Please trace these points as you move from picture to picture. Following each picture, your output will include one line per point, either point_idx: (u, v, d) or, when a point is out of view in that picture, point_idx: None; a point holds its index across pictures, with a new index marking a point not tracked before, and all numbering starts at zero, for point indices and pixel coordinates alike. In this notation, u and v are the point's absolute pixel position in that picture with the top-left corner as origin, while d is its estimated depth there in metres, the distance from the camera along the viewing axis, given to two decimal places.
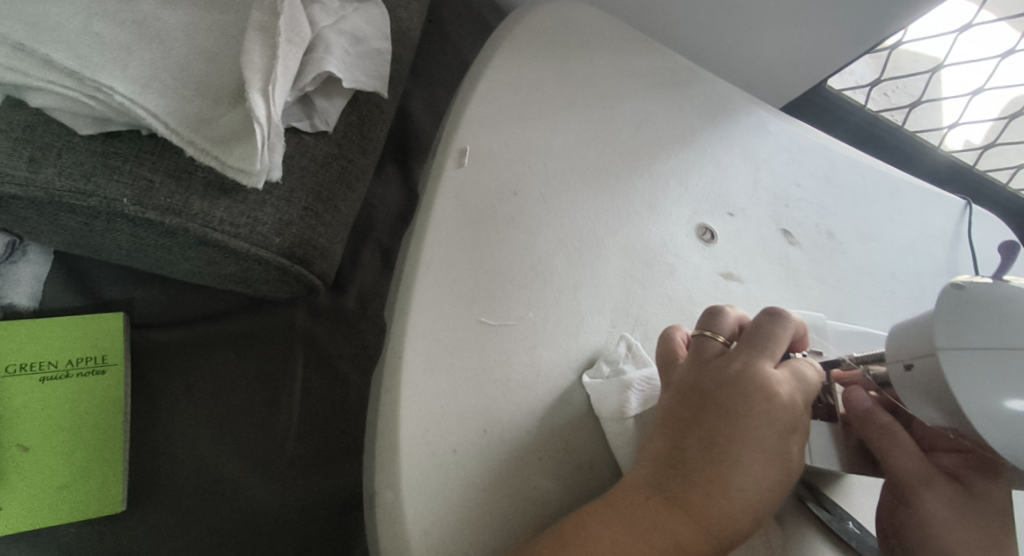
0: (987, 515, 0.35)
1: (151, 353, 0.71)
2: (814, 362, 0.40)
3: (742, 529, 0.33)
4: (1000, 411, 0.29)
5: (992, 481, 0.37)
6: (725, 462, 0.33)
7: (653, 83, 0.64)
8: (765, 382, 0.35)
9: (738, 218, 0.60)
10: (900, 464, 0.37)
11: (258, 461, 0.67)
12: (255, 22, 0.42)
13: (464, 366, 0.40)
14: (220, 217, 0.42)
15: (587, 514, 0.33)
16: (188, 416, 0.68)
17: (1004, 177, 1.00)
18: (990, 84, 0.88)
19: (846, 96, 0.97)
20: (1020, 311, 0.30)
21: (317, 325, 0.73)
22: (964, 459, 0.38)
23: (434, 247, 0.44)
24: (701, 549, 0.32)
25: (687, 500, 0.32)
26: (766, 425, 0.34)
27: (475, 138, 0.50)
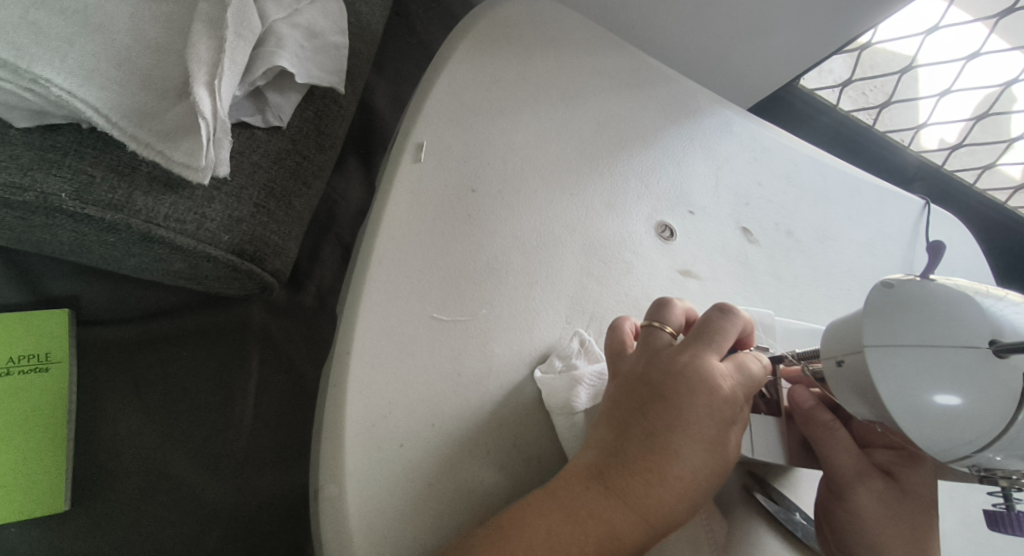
0: (910, 508, 0.38)
1: (101, 350, 0.69)
2: (761, 357, 0.39)
3: (676, 516, 0.33)
4: (923, 404, 0.29)
5: (918, 475, 0.39)
6: (665, 451, 0.33)
7: (616, 81, 0.64)
8: (708, 375, 0.35)
9: (698, 216, 0.61)
10: (838, 461, 0.38)
11: (217, 460, 0.66)
12: (202, 14, 0.41)
13: (413, 362, 0.40)
14: (166, 213, 0.42)
15: (527, 505, 0.33)
16: (141, 414, 0.67)
17: (972, 178, 1.01)
18: (958, 85, 0.86)
19: (818, 96, 0.99)
20: (948, 307, 0.30)
21: (273, 321, 0.74)
22: (897, 454, 0.39)
23: (387, 243, 0.44)
24: (637, 535, 0.33)
25: (625, 488, 0.33)
26: (709, 418, 0.34)
27: (432, 134, 0.50)
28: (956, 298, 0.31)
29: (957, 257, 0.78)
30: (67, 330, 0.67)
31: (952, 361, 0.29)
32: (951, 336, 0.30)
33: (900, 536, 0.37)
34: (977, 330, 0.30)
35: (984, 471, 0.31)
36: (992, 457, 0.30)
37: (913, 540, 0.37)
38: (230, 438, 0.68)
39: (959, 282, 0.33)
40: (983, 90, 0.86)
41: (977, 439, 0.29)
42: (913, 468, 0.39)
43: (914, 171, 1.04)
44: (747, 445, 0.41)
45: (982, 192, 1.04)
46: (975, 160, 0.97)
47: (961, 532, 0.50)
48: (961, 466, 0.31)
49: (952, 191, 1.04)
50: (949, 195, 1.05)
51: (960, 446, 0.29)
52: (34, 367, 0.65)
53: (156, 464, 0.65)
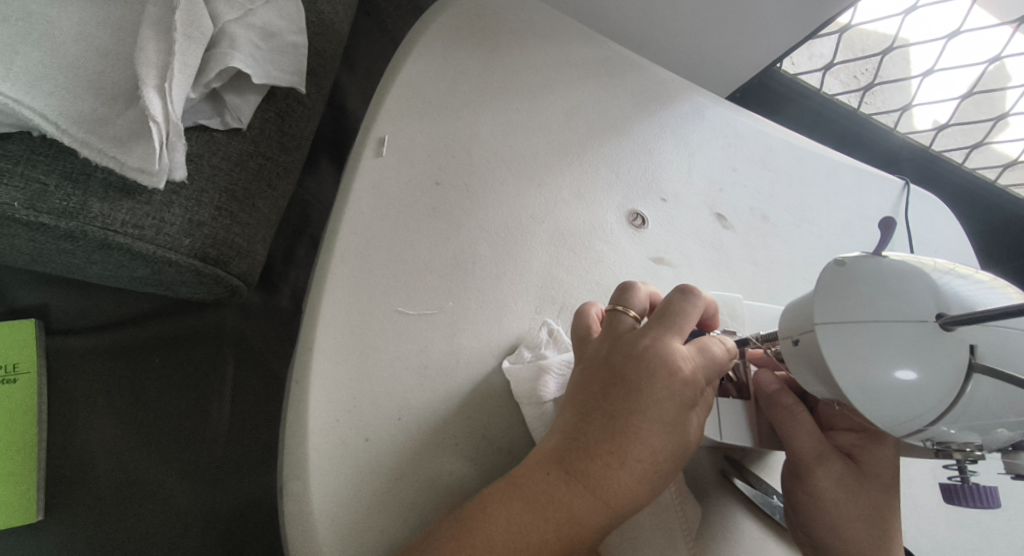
0: (872, 490, 0.38)
1: (73, 359, 0.69)
2: (725, 340, 0.39)
3: (636, 500, 0.34)
4: (876, 382, 0.29)
5: (881, 456, 0.38)
6: (624, 434, 0.33)
7: (588, 73, 0.62)
8: (669, 357, 0.35)
9: (671, 203, 0.60)
10: (798, 444, 0.38)
11: (199, 464, 0.67)
12: (149, 17, 0.42)
13: (377, 356, 0.40)
14: (123, 219, 0.42)
15: (487, 496, 0.33)
16: (118, 421, 0.67)
17: (959, 157, 1.01)
18: (940, 65, 0.86)
19: (801, 80, 0.98)
20: (900, 284, 0.30)
21: (248, 324, 0.75)
22: (860, 436, 0.39)
23: (349, 238, 0.43)
24: (597, 518, 0.33)
25: (585, 472, 0.33)
26: (669, 400, 0.34)
27: (396, 128, 0.49)
28: (909, 273, 0.31)
29: (938, 235, 0.78)
30: (34, 340, 0.67)
31: (899, 336, 0.29)
32: (900, 310, 0.30)
33: (861, 518, 0.37)
34: (925, 304, 0.30)
35: (938, 444, 0.31)
36: (946, 431, 0.30)
37: (874, 521, 0.37)
38: (210, 442, 0.68)
39: (922, 259, 0.33)
40: (969, 68, 0.85)
41: (925, 413, 0.29)
42: (877, 450, 0.38)
43: (900, 153, 1.04)
44: (714, 429, 0.41)
45: (970, 170, 1.03)
46: (958, 141, 0.98)
47: (937, 510, 0.50)
48: (916, 440, 0.31)
49: (943, 175, 1.04)
50: (940, 178, 1.05)
51: (909, 420, 0.29)
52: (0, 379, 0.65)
53: (137, 468, 0.66)
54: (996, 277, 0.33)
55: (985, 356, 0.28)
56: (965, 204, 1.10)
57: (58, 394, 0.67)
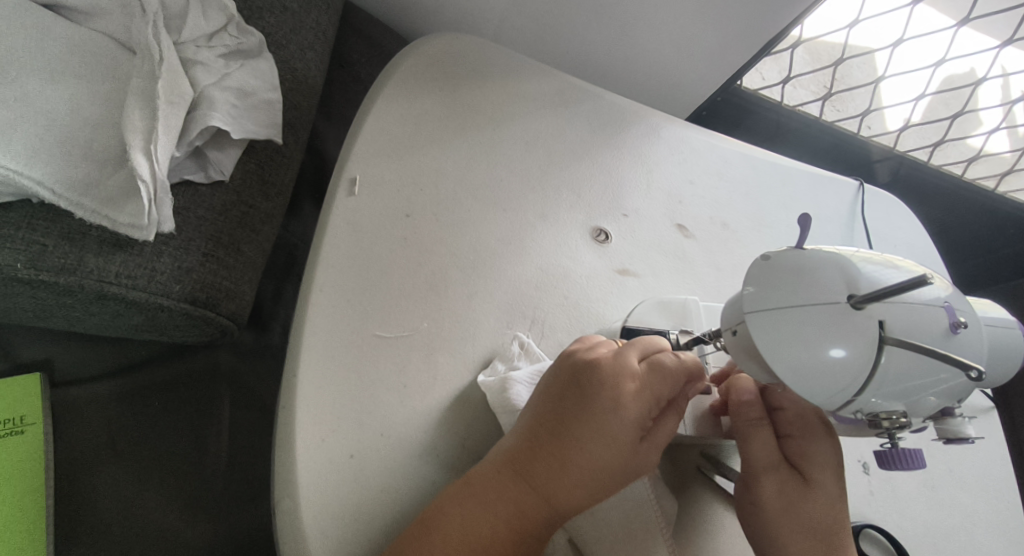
0: (815, 501, 0.41)
1: (75, 410, 0.71)
2: (684, 358, 0.42)
3: (576, 502, 0.38)
4: (804, 362, 0.32)
5: (821, 467, 0.42)
6: (568, 443, 0.39)
7: (547, 103, 0.67)
8: (618, 372, 0.40)
9: (633, 218, 0.63)
10: (752, 455, 0.42)
11: (201, 502, 0.69)
12: (135, 88, 0.46)
13: (358, 379, 0.43)
14: (117, 271, 0.46)
15: (451, 499, 0.37)
16: (120, 468, 0.69)
17: (926, 155, 1.06)
18: (889, 72, 0.93)
19: (762, 95, 1.02)
20: (817, 271, 0.34)
21: (242, 364, 0.78)
22: (800, 447, 0.43)
23: (327, 271, 0.46)
24: (536, 515, 0.38)
25: (531, 473, 0.38)
26: (610, 414, 0.39)
27: (366, 168, 0.53)
28: (825, 263, 0.34)
29: (896, 229, 0.81)
30: (37, 393, 0.69)
31: (816, 317, 0.32)
32: (816, 295, 0.33)
33: (805, 527, 0.41)
34: (837, 287, 0.33)
35: (868, 415, 0.34)
36: (872, 401, 0.33)
37: (819, 532, 0.41)
38: (210, 480, 0.71)
39: (833, 249, 0.36)
40: (918, 72, 0.92)
41: (848, 387, 0.32)
42: (817, 462, 0.43)
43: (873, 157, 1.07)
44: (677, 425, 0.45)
45: (940, 166, 1.07)
46: (925, 138, 1.03)
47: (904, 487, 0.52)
48: (848, 413, 0.34)
49: (915, 174, 1.08)
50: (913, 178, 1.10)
51: (837, 395, 0.33)
52: (9, 431, 0.66)
53: (140, 513, 0.68)
54: (896, 254, 0.37)
55: (893, 330, 0.32)
56: (925, 204, 1.15)
57: (61, 446, 0.69)
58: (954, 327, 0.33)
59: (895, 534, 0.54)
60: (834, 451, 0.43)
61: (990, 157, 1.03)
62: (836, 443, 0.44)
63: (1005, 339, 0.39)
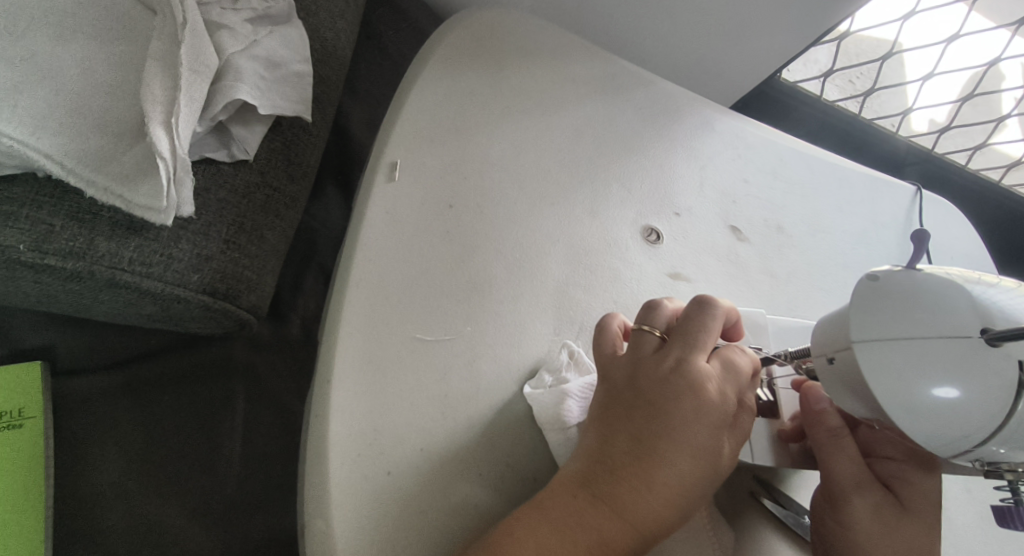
0: (916, 532, 0.34)
1: (78, 399, 0.68)
2: (747, 351, 0.40)
3: (667, 522, 0.34)
4: (926, 402, 0.28)
5: (922, 495, 0.35)
6: (652, 460, 0.34)
7: (593, 88, 0.61)
8: (695, 378, 0.36)
9: (685, 217, 0.59)
10: (835, 467, 0.34)
11: (210, 501, 0.66)
12: (154, 53, 0.41)
13: (397, 386, 0.39)
14: (131, 258, 0.41)
15: (516, 521, 0.34)
16: (125, 460, 0.66)
17: (964, 158, 0.99)
18: (940, 68, 0.85)
19: (801, 88, 0.96)
20: (938, 298, 0.29)
21: (258, 358, 0.74)
22: (899, 469, 0.35)
23: (362, 265, 0.42)
24: (627, 543, 0.34)
25: (613, 498, 0.34)
26: (694, 424, 0.35)
27: (407, 151, 0.48)
28: (945, 287, 0.30)
29: (954, 238, 0.76)
30: (40, 382, 0.66)
31: (942, 352, 0.28)
32: (941, 325, 0.29)
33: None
34: (968, 318, 0.29)
35: (987, 465, 0.30)
36: (995, 451, 0.29)
37: None
38: (220, 475, 0.67)
39: (950, 270, 0.32)
40: (965, 71, 0.85)
41: (973, 434, 0.28)
42: (918, 489, 0.35)
43: (904, 157, 1.01)
44: (745, 450, 0.40)
45: (979, 171, 1.01)
46: (965, 141, 0.96)
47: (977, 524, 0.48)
48: (963, 461, 0.30)
49: (949, 176, 1.03)
50: (949, 185, 1.04)
51: (958, 442, 0.28)
52: (8, 424, 0.64)
53: (146, 508, 0.64)
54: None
55: None
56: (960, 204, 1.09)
57: (66, 435, 0.66)
58: None
59: None
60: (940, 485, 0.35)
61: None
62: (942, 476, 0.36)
63: None
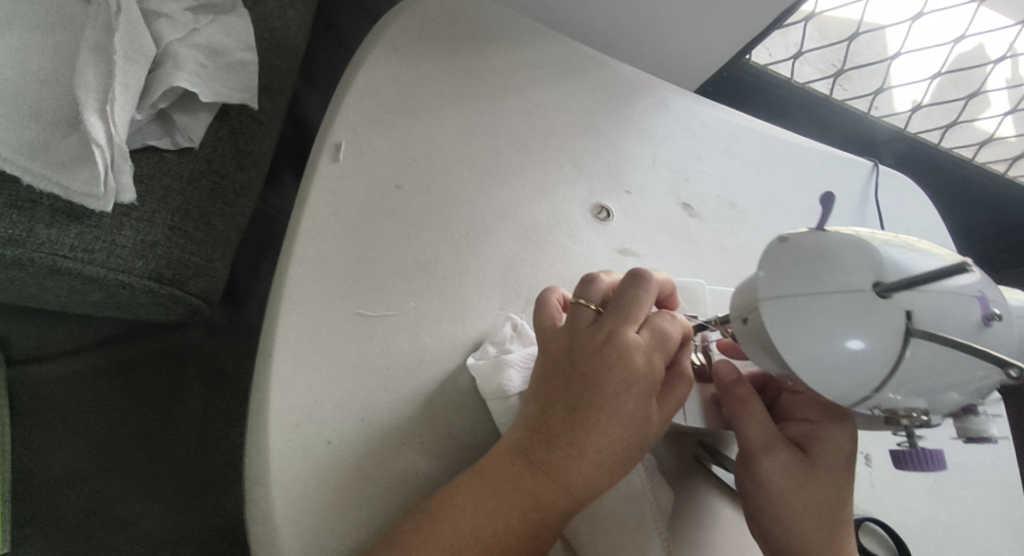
0: (827, 483, 0.36)
1: (37, 388, 0.68)
2: (677, 318, 0.40)
3: (600, 485, 0.35)
4: (818, 354, 0.30)
5: (834, 451, 0.37)
6: (584, 428, 0.35)
7: (546, 69, 0.62)
8: (625, 350, 0.36)
9: (636, 195, 0.60)
10: (745, 431, 0.38)
11: (168, 489, 0.67)
12: (89, 41, 0.42)
13: (339, 360, 0.40)
14: (72, 244, 0.42)
15: (456, 488, 0.35)
16: (85, 448, 0.67)
17: (936, 137, 1.02)
18: (907, 48, 0.88)
19: (771, 71, 0.96)
20: (839, 255, 0.31)
21: (212, 342, 0.75)
22: (811, 428, 0.38)
23: (307, 245, 0.43)
24: (561, 504, 0.35)
25: (547, 464, 0.35)
26: (623, 393, 0.35)
27: (352, 132, 0.49)
28: (852, 247, 0.31)
29: (908, 212, 0.78)
30: None
31: (840, 306, 0.29)
32: (840, 281, 0.30)
33: (810, 507, 0.36)
34: (863, 273, 0.30)
35: (885, 412, 0.31)
36: (891, 397, 0.30)
37: (827, 513, 0.36)
38: (182, 461, 0.69)
39: (867, 232, 0.33)
40: (936, 48, 0.87)
41: (865, 382, 0.30)
42: (831, 446, 0.37)
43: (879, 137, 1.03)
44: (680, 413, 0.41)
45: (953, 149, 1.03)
46: (933, 121, 0.99)
47: None
48: (864, 408, 0.31)
49: (921, 155, 1.04)
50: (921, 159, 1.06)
51: (854, 389, 0.30)
52: None
53: (107, 494, 0.65)
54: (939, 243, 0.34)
55: (921, 321, 0.29)
56: (930, 185, 1.12)
57: (25, 424, 0.67)
58: (987, 320, 0.30)
59: (893, 527, 0.56)
60: (853, 437, 0.38)
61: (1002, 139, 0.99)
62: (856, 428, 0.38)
63: None
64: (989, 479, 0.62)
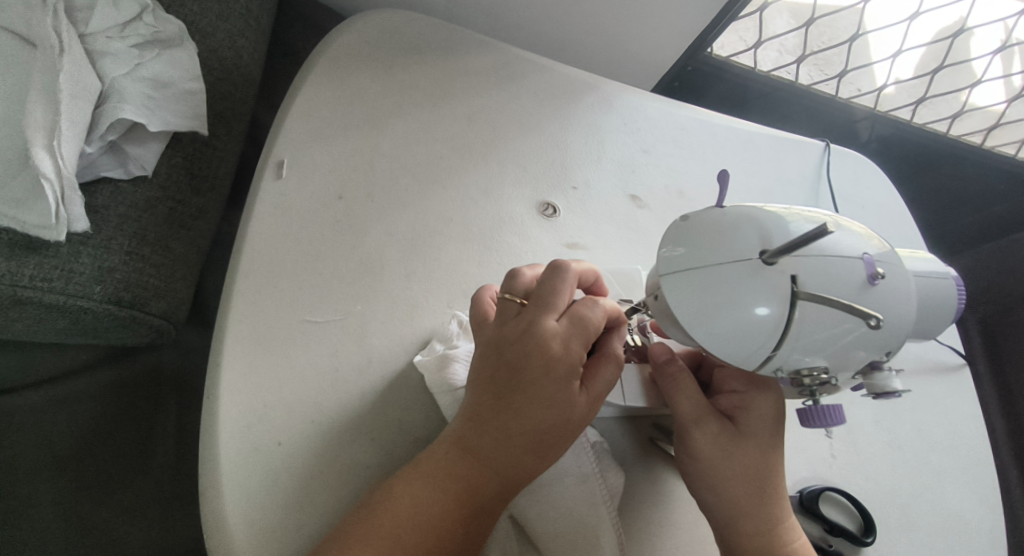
0: (754, 449, 0.38)
1: (16, 418, 0.70)
2: (601, 304, 0.41)
3: (530, 467, 0.37)
4: (716, 323, 0.31)
5: (759, 418, 0.39)
6: (510, 413, 0.37)
7: (485, 78, 0.64)
8: (541, 338, 0.38)
9: (582, 190, 0.62)
10: (679, 406, 0.39)
11: (148, 507, 0.70)
12: (36, 82, 0.45)
13: (288, 363, 0.42)
14: (31, 275, 0.44)
15: (397, 480, 0.36)
16: (64, 473, 0.69)
17: (907, 115, 1.02)
18: (863, 29, 0.87)
19: (734, 62, 0.95)
20: (731, 229, 0.33)
21: (188, 363, 0.77)
22: (739, 399, 0.40)
23: (253, 259, 0.45)
24: (494, 488, 0.37)
25: (479, 450, 0.37)
26: (543, 378, 0.37)
27: (294, 150, 0.51)
28: (743, 220, 0.33)
29: (863, 188, 0.80)
30: None
31: (732, 275, 0.31)
32: (731, 252, 0.32)
33: (740, 474, 0.37)
34: (751, 243, 0.32)
35: (789, 373, 0.33)
36: (793, 358, 0.32)
37: (755, 478, 0.37)
38: (158, 480, 0.71)
39: (772, 205, 0.35)
40: (894, 27, 0.86)
41: (761, 347, 0.31)
42: (755, 414, 0.39)
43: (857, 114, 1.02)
44: (618, 394, 0.43)
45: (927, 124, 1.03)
46: (909, 95, 0.98)
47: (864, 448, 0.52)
48: (769, 372, 0.33)
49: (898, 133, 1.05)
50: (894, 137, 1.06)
51: (754, 353, 0.32)
52: None
53: (88, 516, 0.68)
54: (841, 214, 0.36)
55: (806, 285, 0.31)
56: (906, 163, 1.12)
57: (6, 453, 0.69)
58: (871, 278, 0.32)
59: (856, 496, 0.57)
60: (778, 403, 0.39)
61: (972, 112, 1.00)
62: (781, 394, 0.40)
63: (935, 291, 0.37)
64: (953, 443, 0.63)
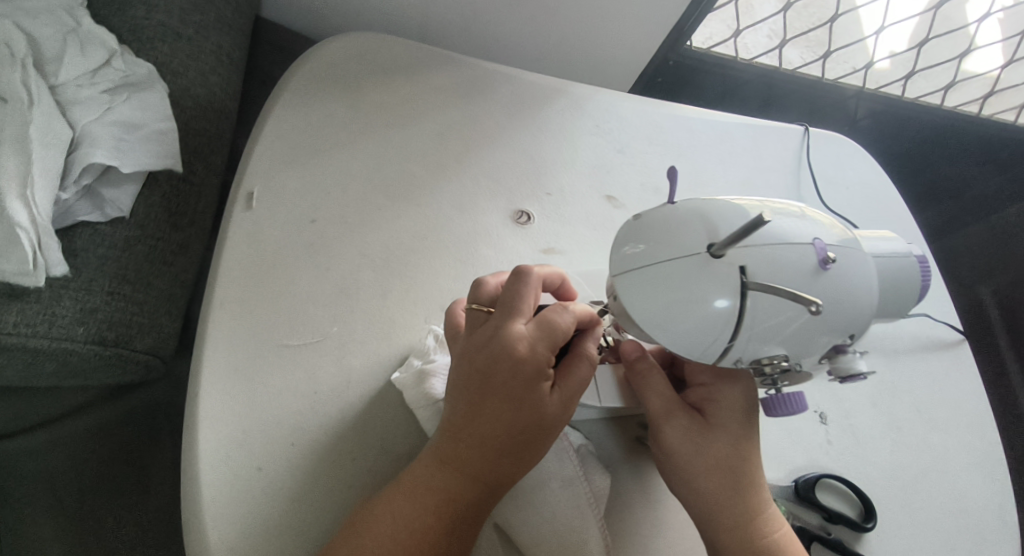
0: (725, 440, 0.38)
1: (16, 462, 0.71)
2: (570, 307, 0.41)
3: (508, 472, 0.37)
4: (671, 320, 0.32)
5: (728, 409, 0.39)
6: (482, 420, 0.37)
7: (452, 95, 0.65)
8: (508, 342, 0.37)
9: (557, 196, 0.62)
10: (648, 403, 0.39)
11: (148, 538, 0.73)
12: (8, 135, 0.47)
13: (266, 389, 0.43)
14: (15, 321, 0.46)
15: (376, 499, 0.37)
16: (63, 510, 0.71)
17: (897, 91, 1.00)
18: (842, 8, 0.87)
19: (716, 52, 0.92)
20: (679, 224, 0.33)
21: (180, 395, 0.79)
22: (708, 392, 0.40)
23: (227, 290, 0.46)
24: (474, 496, 0.37)
25: (454, 459, 0.37)
26: (513, 383, 0.37)
27: (264, 180, 0.52)
28: (693, 215, 0.33)
29: (847, 170, 0.79)
30: None
31: (682, 271, 0.31)
32: (680, 248, 0.32)
33: (713, 466, 0.37)
34: (698, 237, 0.32)
35: (749, 362, 0.33)
36: (751, 348, 0.32)
37: (728, 470, 0.37)
38: (156, 512, 0.74)
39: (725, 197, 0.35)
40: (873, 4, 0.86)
41: (717, 339, 0.32)
42: (724, 406, 0.39)
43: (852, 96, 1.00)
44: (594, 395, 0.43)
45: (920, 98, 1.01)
46: (894, 72, 0.98)
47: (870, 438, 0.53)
48: (731, 363, 0.33)
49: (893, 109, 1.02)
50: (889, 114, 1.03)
51: (711, 346, 0.32)
52: None
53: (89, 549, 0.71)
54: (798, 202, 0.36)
55: (755, 274, 0.31)
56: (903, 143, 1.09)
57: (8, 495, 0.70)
58: (823, 263, 0.32)
59: (856, 482, 0.56)
60: (748, 392, 0.39)
61: (965, 81, 1.00)
62: (752, 384, 0.40)
63: (898, 270, 0.36)
64: (954, 421, 0.62)
